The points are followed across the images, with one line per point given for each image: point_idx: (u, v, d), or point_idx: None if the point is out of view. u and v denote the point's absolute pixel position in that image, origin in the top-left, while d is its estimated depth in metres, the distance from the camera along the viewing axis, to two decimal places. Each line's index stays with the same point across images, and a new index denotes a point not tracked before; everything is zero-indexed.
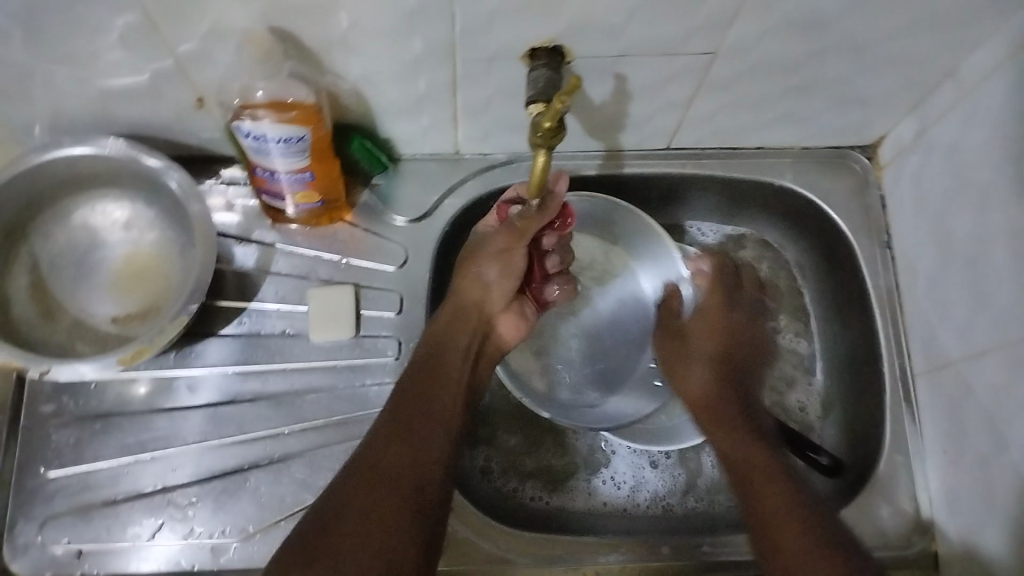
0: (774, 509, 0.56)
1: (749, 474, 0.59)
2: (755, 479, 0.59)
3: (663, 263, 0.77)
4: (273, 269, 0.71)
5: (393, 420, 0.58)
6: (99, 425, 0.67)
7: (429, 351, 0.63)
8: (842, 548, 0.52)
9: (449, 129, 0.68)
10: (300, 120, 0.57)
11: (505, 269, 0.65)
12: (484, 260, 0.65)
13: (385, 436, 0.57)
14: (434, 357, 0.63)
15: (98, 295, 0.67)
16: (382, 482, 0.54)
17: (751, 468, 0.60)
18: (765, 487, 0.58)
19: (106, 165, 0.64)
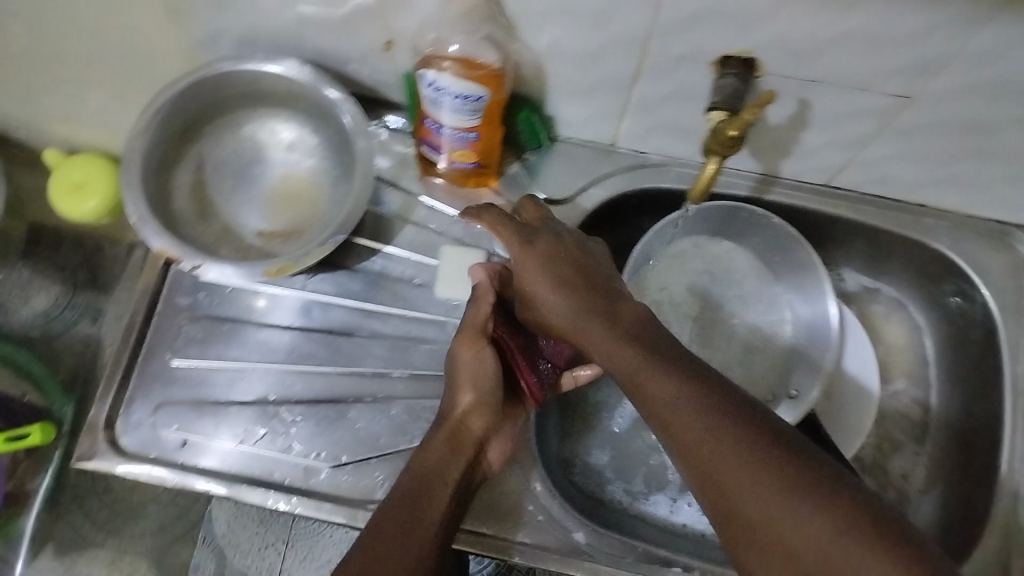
0: (742, 505, 0.43)
1: (707, 476, 0.45)
2: (712, 476, 0.45)
3: (814, 301, 0.72)
4: (412, 218, 0.73)
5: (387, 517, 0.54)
6: (225, 328, 0.70)
7: (412, 477, 0.56)
8: (847, 492, 0.41)
9: (613, 119, 0.68)
10: (483, 81, 0.59)
11: (474, 379, 0.59)
12: (461, 382, 0.60)
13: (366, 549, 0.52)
14: (419, 473, 0.56)
15: (249, 208, 0.70)
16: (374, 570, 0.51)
17: (702, 471, 0.46)
18: (727, 480, 0.44)
19: (287, 87, 0.67)
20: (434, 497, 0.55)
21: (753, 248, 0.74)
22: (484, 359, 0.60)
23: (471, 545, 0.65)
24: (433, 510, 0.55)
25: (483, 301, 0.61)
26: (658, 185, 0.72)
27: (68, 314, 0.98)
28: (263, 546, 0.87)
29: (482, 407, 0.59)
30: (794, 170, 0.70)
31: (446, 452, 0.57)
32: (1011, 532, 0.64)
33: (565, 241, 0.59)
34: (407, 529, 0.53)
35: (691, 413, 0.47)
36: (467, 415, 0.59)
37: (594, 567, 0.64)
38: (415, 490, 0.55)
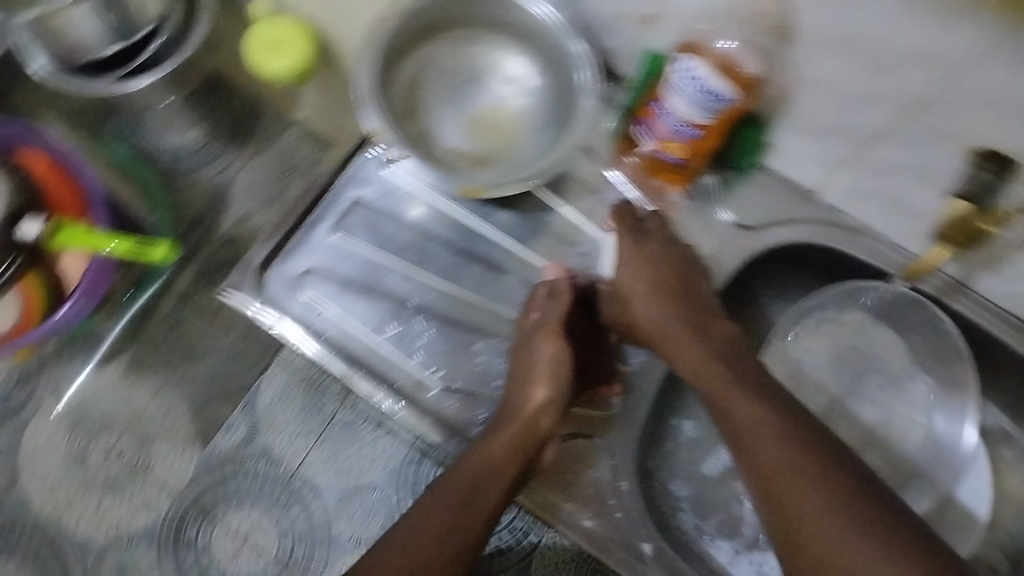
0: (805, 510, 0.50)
1: (772, 487, 0.52)
2: (778, 489, 0.52)
3: (957, 423, 0.67)
4: (597, 189, 0.73)
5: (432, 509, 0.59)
6: (388, 224, 0.71)
7: (471, 468, 0.60)
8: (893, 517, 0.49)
9: (832, 171, 0.66)
10: (737, 86, 0.59)
11: (551, 370, 0.62)
12: (535, 374, 0.63)
13: (413, 528, 0.58)
14: (472, 468, 0.60)
15: (454, 122, 0.72)
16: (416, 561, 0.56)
17: (769, 482, 0.52)
18: (791, 488, 0.51)
19: (535, 27, 0.68)
20: (489, 489, 0.59)
21: (914, 347, 0.70)
22: (560, 353, 0.63)
23: (539, 510, 0.66)
24: (487, 498, 0.59)
25: (561, 300, 0.66)
26: (845, 251, 0.69)
27: (199, 158, 1.06)
28: (299, 434, 1.02)
29: (551, 405, 0.62)
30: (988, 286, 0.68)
31: (509, 448, 0.60)
32: None
33: (670, 256, 0.66)
34: (456, 513, 0.58)
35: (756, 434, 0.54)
36: (538, 410, 0.61)
37: None
38: (469, 484, 0.59)
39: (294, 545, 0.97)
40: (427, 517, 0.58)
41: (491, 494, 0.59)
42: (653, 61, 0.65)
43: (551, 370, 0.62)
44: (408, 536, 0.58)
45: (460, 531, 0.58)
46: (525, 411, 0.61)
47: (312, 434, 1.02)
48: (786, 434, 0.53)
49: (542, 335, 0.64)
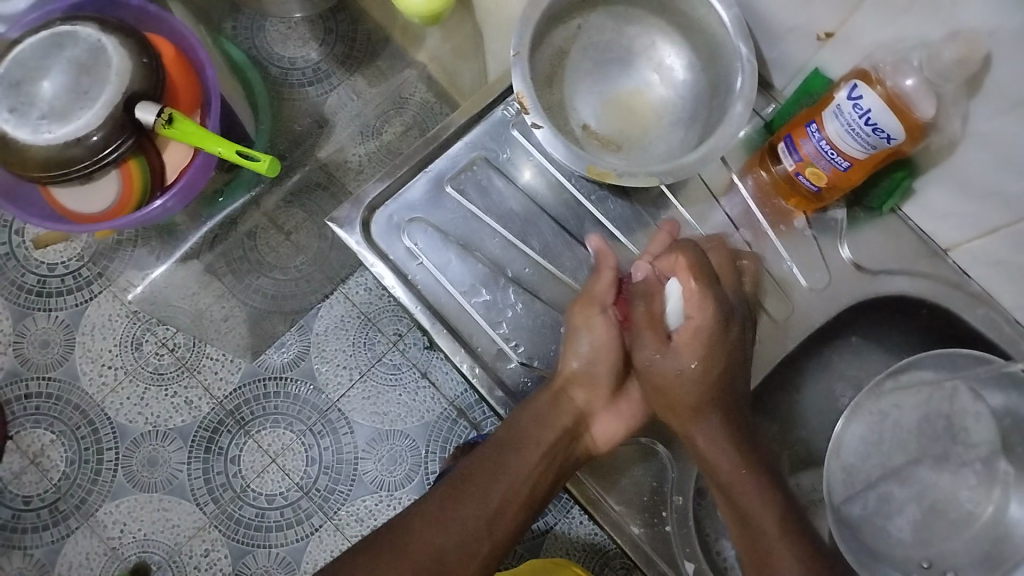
0: (760, 514, 0.57)
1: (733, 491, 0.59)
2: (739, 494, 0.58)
3: None
4: (717, 199, 0.71)
5: (472, 464, 0.62)
6: (500, 185, 0.70)
7: (508, 428, 0.62)
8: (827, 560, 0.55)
9: (970, 235, 0.63)
10: (906, 126, 0.55)
11: (598, 343, 0.62)
12: (569, 349, 0.63)
13: (462, 480, 0.61)
14: (514, 430, 0.61)
15: (591, 100, 0.69)
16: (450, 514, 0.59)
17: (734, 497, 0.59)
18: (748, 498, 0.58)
19: (705, 20, 0.65)
20: (526, 451, 0.61)
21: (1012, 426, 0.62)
22: (604, 332, 0.62)
23: (586, 502, 0.65)
24: (522, 460, 0.61)
25: (607, 271, 0.64)
26: (961, 316, 0.65)
27: (309, 74, 1.06)
28: (344, 366, 1.04)
29: (585, 377, 0.63)
30: None
31: (540, 424, 0.61)
32: None
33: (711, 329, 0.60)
34: (496, 477, 0.61)
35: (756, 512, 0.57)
36: (571, 381, 0.63)
37: None
38: (510, 442, 0.61)
39: (319, 475, 1.00)
40: (472, 479, 0.61)
41: (531, 458, 0.61)
42: (817, 82, 0.63)
43: (597, 339, 0.62)
44: (448, 497, 0.60)
45: (499, 491, 0.60)
46: (559, 381, 0.62)
47: (357, 370, 1.04)
48: (771, 520, 0.57)
49: (578, 312, 0.63)
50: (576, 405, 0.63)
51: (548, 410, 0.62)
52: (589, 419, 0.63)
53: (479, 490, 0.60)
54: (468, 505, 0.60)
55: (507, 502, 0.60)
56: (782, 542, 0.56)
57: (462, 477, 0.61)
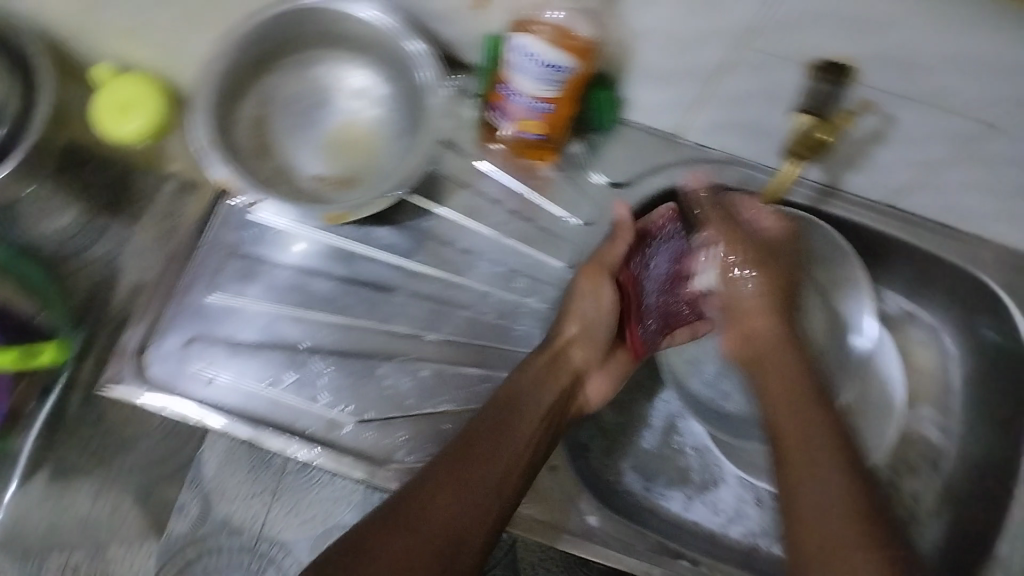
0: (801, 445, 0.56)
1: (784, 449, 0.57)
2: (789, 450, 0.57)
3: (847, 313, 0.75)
4: (466, 182, 0.72)
5: (446, 464, 0.57)
6: (265, 270, 0.70)
7: (527, 391, 0.63)
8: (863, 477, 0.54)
9: (687, 112, 0.67)
10: (575, 52, 0.57)
11: (597, 305, 0.68)
12: (570, 314, 0.68)
13: (411, 500, 0.54)
14: (509, 396, 0.63)
15: (310, 150, 0.69)
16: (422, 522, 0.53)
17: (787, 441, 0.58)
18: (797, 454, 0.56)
19: (367, 34, 0.65)
20: (504, 450, 0.59)
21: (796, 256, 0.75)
22: (606, 294, 0.69)
23: None
24: (514, 443, 0.60)
25: (621, 238, 0.69)
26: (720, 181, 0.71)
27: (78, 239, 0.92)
28: (249, 495, 0.83)
29: (586, 336, 0.68)
30: (858, 185, 0.70)
31: (512, 416, 0.61)
32: None
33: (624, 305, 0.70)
34: (464, 482, 0.56)
35: (820, 467, 0.54)
36: (569, 345, 0.67)
37: (605, 552, 0.65)
38: (502, 419, 0.61)
39: None
40: (428, 499, 0.54)
41: (496, 464, 0.58)
42: (493, 43, 0.63)
43: (600, 295, 0.68)
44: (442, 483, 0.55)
45: (455, 505, 0.55)
46: (558, 344, 0.67)
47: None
48: (823, 435, 0.57)
49: (586, 278, 0.68)
50: (575, 365, 0.67)
51: (547, 375, 0.66)
52: (585, 378, 0.68)
53: (427, 514, 0.53)
54: (428, 511, 0.54)
55: (474, 512, 0.55)
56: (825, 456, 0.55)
57: (427, 484, 0.55)
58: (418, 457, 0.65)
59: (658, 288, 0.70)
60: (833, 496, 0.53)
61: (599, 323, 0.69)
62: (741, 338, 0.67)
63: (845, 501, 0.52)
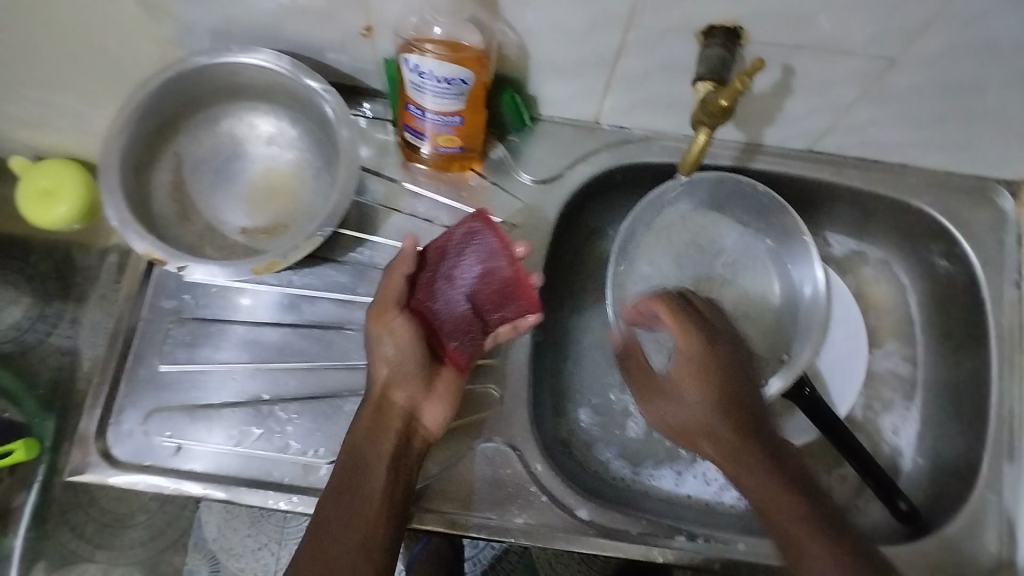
0: (816, 564, 0.53)
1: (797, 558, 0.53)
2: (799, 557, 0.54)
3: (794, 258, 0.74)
4: (396, 207, 0.72)
5: (331, 502, 0.55)
6: (212, 329, 0.69)
7: (356, 445, 0.57)
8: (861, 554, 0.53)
9: (596, 97, 0.68)
10: (469, 64, 0.57)
11: (403, 348, 0.59)
12: (377, 352, 0.59)
13: (316, 536, 0.53)
14: (351, 453, 0.57)
15: (234, 204, 0.69)
16: (332, 568, 0.52)
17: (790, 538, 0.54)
18: (785, 514, 0.55)
19: (264, 79, 0.66)
20: (367, 458, 0.56)
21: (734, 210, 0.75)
22: (402, 330, 0.59)
23: (450, 528, 0.64)
24: (370, 487, 0.55)
25: (399, 272, 0.61)
26: (645, 160, 0.73)
27: (40, 327, 0.92)
28: (257, 548, 0.97)
29: (407, 376, 0.59)
30: (778, 139, 0.71)
31: (378, 442, 0.57)
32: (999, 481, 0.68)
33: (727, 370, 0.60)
34: (350, 510, 0.54)
35: (807, 544, 0.53)
36: (387, 387, 0.59)
37: (599, 542, 0.65)
38: (351, 463, 0.56)
39: None
40: (321, 530, 0.53)
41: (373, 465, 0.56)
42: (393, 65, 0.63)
43: (390, 325, 0.59)
44: (318, 547, 0.52)
45: (353, 534, 0.53)
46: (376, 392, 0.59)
47: (271, 543, 0.96)
48: (839, 570, 0.52)
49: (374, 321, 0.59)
50: (400, 408, 0.59)
51: (376, 428, 0.58)
52: (416, 415, 0.59)
53: (330, 542, 0.53)
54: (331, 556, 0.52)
55: (371, 512, 0.54)
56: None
57: (320, 525, 0.54)
58: None
59: (467, 287, 0.60)
60: (824, 564, 0.52)
61: (404, 364, 0.59)
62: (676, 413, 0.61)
63: (784, 496, 0.55)
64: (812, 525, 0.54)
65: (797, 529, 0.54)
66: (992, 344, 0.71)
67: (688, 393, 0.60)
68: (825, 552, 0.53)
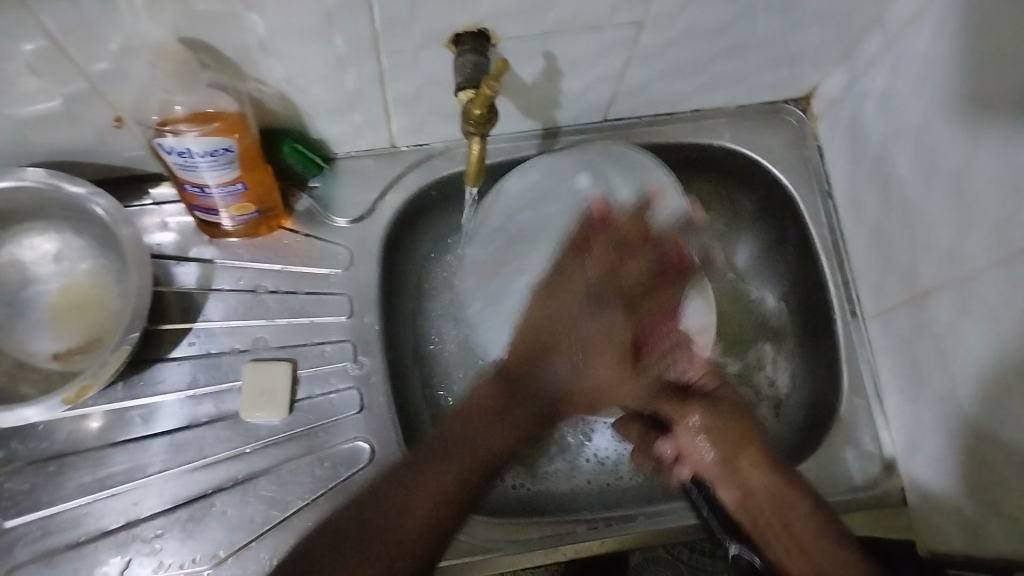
0: (808, 535, 0.53)
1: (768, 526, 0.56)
2: (791, 531, 0.54)
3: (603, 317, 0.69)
4: (215, 286, 0.69)
5: (438, 442, 0.58)
6: (53, 467, 0.64)
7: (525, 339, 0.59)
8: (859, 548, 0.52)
9: (383, 124, 0.67)
10: (225, 131, 0.54)
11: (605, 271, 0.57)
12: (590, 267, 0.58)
13: (352, 515, 0.54)
14: (541, 335, 0.58)
15: (35, 333, 0.64)
16: (423, 484, 0.55)
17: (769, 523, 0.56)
18: (792, 519, 0.55)
19: (29, 199, 0.62)
20: (439, 479, 0.56)
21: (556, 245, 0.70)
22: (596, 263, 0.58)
23: None
24: (487, 438, 0.58)
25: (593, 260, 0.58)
26: (452, 170, 0.73)
27: None
28: None
29: (585, 247, 0.59)
30: (573, 117, 0.72)
31: (464, 453, 0.57)
32: (859, 382, 0.71)
33: (725, 411, 0.60)
34: (452, 453, 0.57)
35: (793, 523, 0.55)
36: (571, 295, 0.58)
37: (502, 559, 0.64)
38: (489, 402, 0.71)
39: None
40: (430, 467, 0.56)
41: (441, 477, 0.56)
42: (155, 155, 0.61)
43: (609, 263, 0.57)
44: (407, 484, 0.55)
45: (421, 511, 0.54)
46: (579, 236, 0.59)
47: None
48: (829, 548, 0.52)
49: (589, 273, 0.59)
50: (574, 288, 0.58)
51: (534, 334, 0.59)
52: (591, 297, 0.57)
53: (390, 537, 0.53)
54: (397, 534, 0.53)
55: (456, 475, 0.56)
56: (820, 542, 0.53)
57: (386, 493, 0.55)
58: None
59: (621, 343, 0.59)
60: (813, 530, 0.54)
61: (588, 272, 0.58)
62: (694, 439, 0.61)
63: (784, 500, 0.56)
64: (797, 513, 0.55)
65: (809, 532, 0.54)
66: (821, 257, 0.74)
67: (714, 399, 0.61)
68: (827, 537, 0.53)
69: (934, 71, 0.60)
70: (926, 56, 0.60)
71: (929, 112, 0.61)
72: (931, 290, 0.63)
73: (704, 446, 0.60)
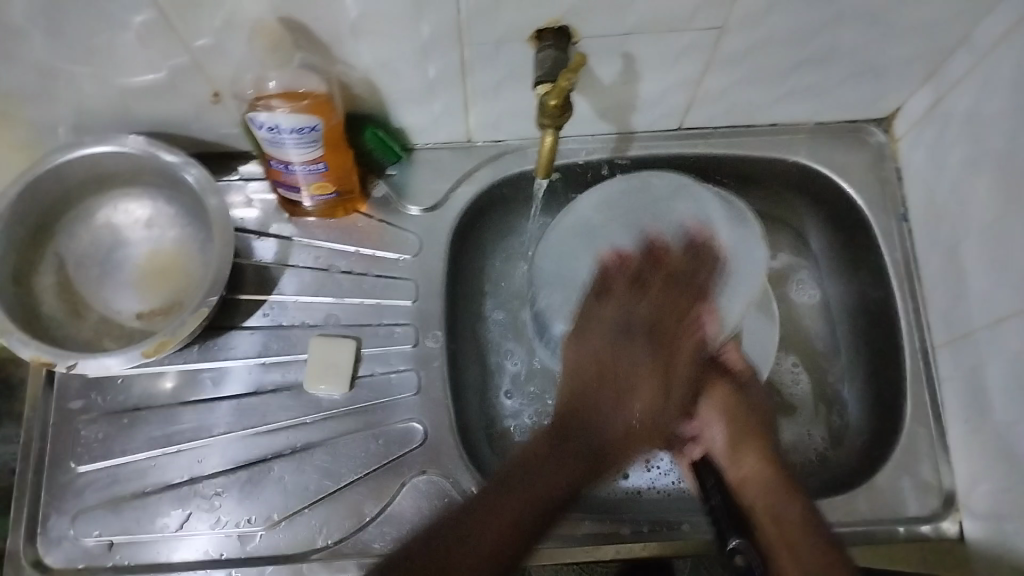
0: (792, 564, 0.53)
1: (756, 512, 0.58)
2: (768, 524, 0.57)
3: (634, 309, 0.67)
4: (291, 262, 0.72)
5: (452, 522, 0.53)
6: (126, 420, 0.67)
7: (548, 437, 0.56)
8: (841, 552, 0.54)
9: (462, 116, 0.69)
10: (313, 110, 0.57)
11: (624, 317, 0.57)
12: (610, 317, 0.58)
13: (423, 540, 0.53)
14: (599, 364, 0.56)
15: (121, 292, 0.68)
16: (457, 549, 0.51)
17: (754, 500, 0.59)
18: (779, 525, 0.56)
19: (127, 164, 0.66)
20: (474, 541, 0.52)
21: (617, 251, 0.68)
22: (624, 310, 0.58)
23: None
24: (506, 505, 0.53)
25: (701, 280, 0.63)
26: (525, 167, 0.74)
27: None
28: None
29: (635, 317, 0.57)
30: (648, 122, 0.73)
31: (491, 528, 0.52)
32: (923, 408, 0.69)
33: (751, 407, 0.65)
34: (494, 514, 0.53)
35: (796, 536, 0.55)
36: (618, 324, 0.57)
37: (544, 553, 0.64)
38: (604, 372, 0.56)
39: None
40: (458, 538, 0.52)
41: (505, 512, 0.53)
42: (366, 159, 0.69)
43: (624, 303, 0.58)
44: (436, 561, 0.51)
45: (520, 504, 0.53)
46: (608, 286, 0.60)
47: None
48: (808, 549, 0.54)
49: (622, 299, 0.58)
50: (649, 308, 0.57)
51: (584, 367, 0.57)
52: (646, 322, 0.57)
53: (496, 509, 0.53)
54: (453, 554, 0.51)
55: (492, 540, 0.52)
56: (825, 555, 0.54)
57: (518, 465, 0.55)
58: (339, 539, 0.63)
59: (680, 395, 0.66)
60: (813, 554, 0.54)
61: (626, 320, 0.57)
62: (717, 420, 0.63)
63: (780, 491, 0.59)
64: (798, 511, 0.57)
65: (792, 517, 0.57)
66: (892, 283, 0.73)
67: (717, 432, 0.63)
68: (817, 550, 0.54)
69: (1017, 93, 0.59)
70: (1011, 77, 0.59)
71: (1012, 136, 0.60)
72: (1002, 323, 0.61)
73: (717, 432, 0.63)
